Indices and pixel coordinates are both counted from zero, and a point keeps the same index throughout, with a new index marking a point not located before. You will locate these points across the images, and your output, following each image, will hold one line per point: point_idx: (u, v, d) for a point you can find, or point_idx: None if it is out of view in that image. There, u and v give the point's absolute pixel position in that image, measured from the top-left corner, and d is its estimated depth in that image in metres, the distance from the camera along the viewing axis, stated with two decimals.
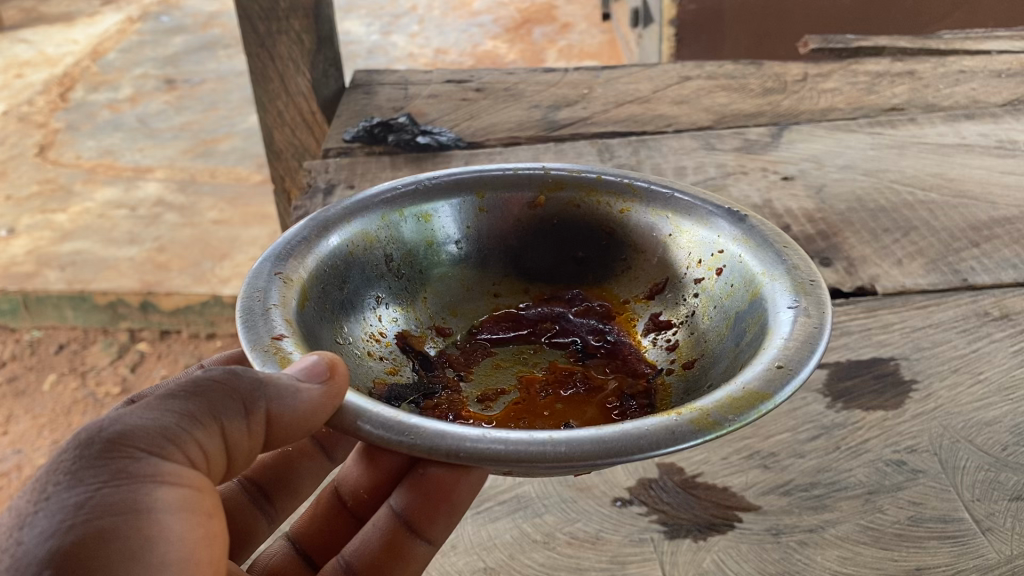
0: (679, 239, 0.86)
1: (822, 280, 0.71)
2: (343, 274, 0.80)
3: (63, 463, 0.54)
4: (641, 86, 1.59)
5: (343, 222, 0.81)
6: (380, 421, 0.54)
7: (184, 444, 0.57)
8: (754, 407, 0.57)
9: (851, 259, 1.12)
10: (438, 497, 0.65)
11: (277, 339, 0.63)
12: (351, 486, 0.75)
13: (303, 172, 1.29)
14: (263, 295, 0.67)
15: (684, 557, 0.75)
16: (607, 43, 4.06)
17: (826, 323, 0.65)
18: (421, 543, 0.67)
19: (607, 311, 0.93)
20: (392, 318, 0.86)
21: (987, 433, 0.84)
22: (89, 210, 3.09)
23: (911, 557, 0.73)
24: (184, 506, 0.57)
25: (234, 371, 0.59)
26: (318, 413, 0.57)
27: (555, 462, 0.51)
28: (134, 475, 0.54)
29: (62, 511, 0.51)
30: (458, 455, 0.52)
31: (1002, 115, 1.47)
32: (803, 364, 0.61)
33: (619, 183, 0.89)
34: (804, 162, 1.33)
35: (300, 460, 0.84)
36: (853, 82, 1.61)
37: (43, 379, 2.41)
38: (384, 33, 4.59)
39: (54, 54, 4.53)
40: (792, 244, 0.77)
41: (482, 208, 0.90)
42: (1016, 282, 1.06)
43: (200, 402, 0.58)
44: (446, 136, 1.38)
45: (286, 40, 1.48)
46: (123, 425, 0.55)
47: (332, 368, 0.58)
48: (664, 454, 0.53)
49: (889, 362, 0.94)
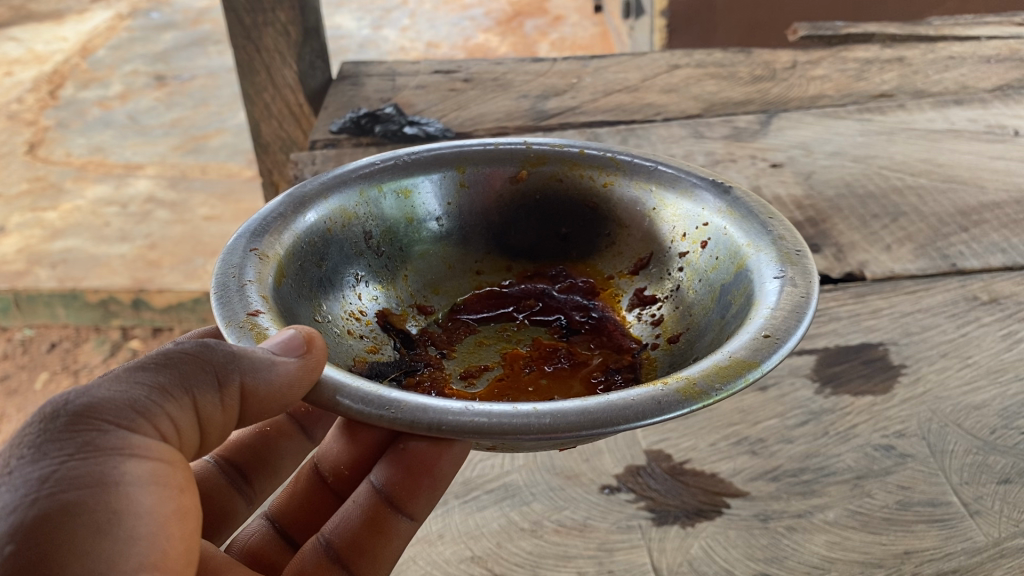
0: (663, 213, 0.86)
1: (808, 250, 0.70)
2: (321, 251, 0.79)
3: (28, 436, 0.53)
4: (630, 75, 1.58)
5: (321, 198, 0.80)
6: (359, 396, 0.54)
7: (155, 417, 0.56)
8: (741, 375, 0.56)
9: (840, 245, 1.11)
10: (420, 470, 0.65)
11: (252, 315, 0.63)
12: (332, 462, 0.76)
13: (289, 164, 1.27)
14: (238, 270, 0.66)
15: (672, 544, 0.74)
16: (599, 35, 4.05)
17: (812, 293, 0.65)
18: (403, 519, 0.66)
19: (590, 286, 0.92)
20: (372, 296, 0.86)
21: (975, 416, 0.84)
22: (80, 208, 3.07)
23: (900, 542, 0.73)
24: (155, 480, 0.56)
25: (207, 344, 0.59)
26: (296, 387, 0.56)
27: (539, 433, 0.51)
28: (102, 448, 0.53)
29: (26, 485, 0.51)
30: (440, 429, 0.52)
31: (991, 100, 1.47)
32: (789, 333, 0.60)
33: (601, 157, 0.89)
34: (793, 149, 1.33)
35: (278, 440, 0.84)
36: (842, 68, 1.61)
37: (35, 378, 2.40)
38: (375, 27, 4.58)
39: (43, 51, 4.51)
40: (777, 214, 0.76)
41: (463, 183, 0.89)
42: (1004, 265, 1.05)
43: (171, 375, 0.58)
44: (434, 127, 1.37)
45: (272, 32, 1.46)
46: (91, 397, 0.54)
47: (309, 342, 0.58)
48: (651, 424, 0.52)
49: (878, 347, 0.94)
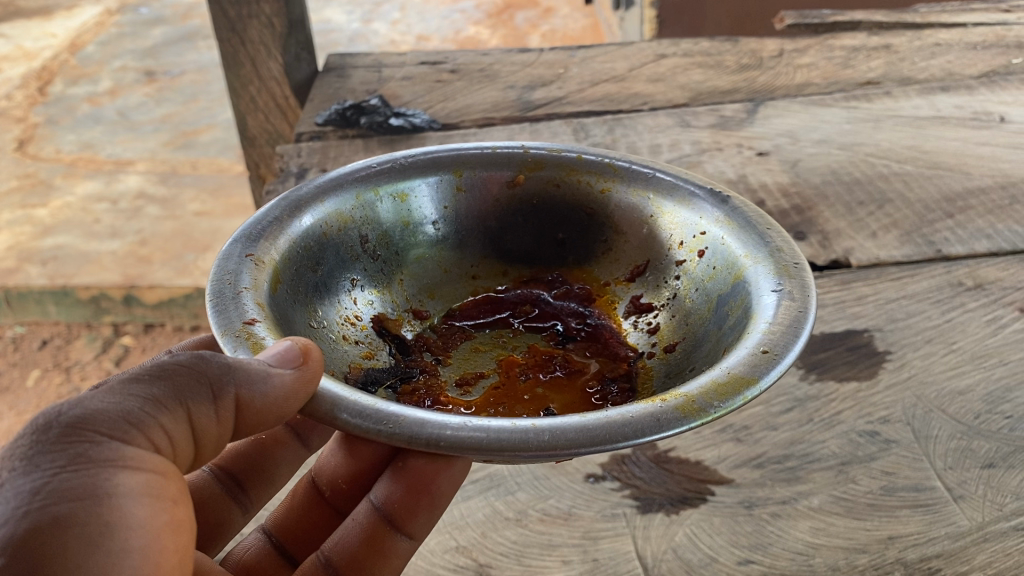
0: (661, 220, 0.85)
1: (806, 263, 0.70)
2: (317, 256, 0.79)
3: (20, 447, 0.52)
4: (617, 65, 1.58)
5: (317, 202, 0.80)
6: (357, 410, 0.53)
7: (148, 429, 0.55)
8: (739, 392, 0.56)
9: (825, 232, 1.11)
10: (419, 489, 0.65)
11: (249, 324, 0.62)
12: (329, 476, 0.75)
13: (275, 157, 1.27)
14: (233, 277, 0.66)
15: (656, 532, 0.74)
16: (590, 27, 4.04)
17: (810, 307, 0.64)
18: (402, 539, 0.66)
19: (586, 293, 0.92)
20: (367, 301, 0.86)
21: (960, 401, 0.84)
22: (70, 204, 3.06)
23: (883, 527, 0.73)
24: (147, 491, 0.55)
25: (202, 355, 0.58)
26: (292, 399, 0.56)
27: (538, 451, 0.51)
28: (95, 460, 0.53)
29: (17, 497, 0.50)
30: (438, 445, 0.51)
31: (978, 87, 1.47)
32: (788, 349, 0.60)
33: (599, 162, 0.88)
34: (779, 137, 1.33)
35: (275, 448, 0.82)
36: (829, 56, 1.60)
37: (26, 375, 2.40)
38: (365, 20, 4.55)
39: (32, 48, 4.49)
40: (775, 225, 0.76)
41: (460, 186, 0.89)
42: (989, 251, 1.06)
43: (166, 387, 0.57)
44: (420, 118, 1.36)
45: (257, 23, 1.45)
46: (84, 409, 0.53)
47: (305, 353, 0.57)
48: (649, 442, 0.52)
49: (863, 333, 0.94)
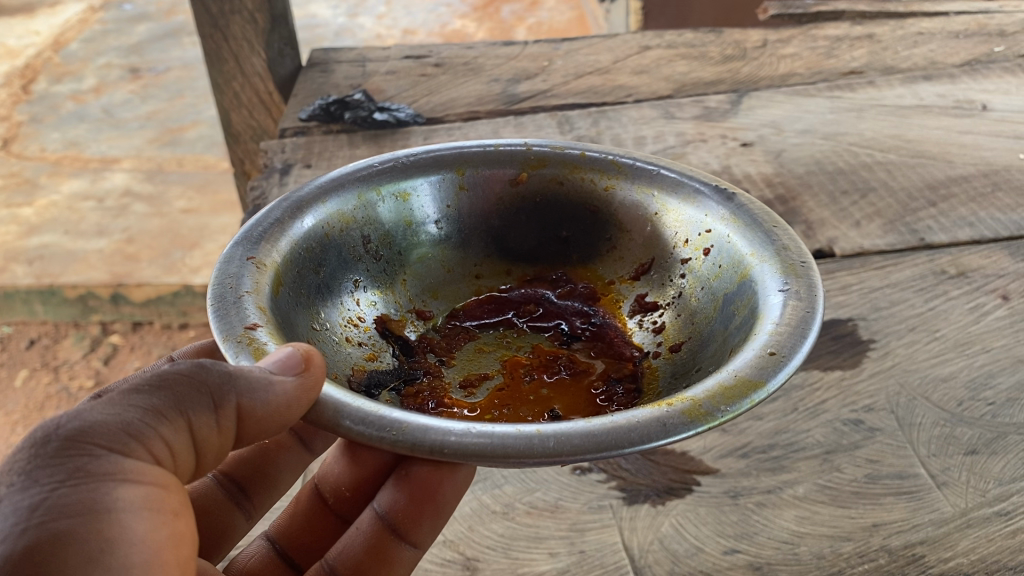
0: (666, 218, 0.85)
1: (813, 262, 0.70)
2: (319, 257, 0.79)
3: (18, 462, 0.51)
4: (601, 57, 1.58)
5: (319, 203, 0.80)
6: (359, 417, 0.53)
7: (149, 440, 0.55)
8: (747, 396, 0.56)
9: (809, 222, 1.11)
10: (423, 498, 0.65)
11: (250, 329, 0.62)
12: (332, 484, 0.74)
13: (259, 153, 1.26)
14: (235, 281, 0.66)
15: (642, 523, 0.75)
16: (576, 19, 4.04)
17: (817, 307, 0.64)
18: (406, 547, 0.66)
19: (591, 292, 0.92)
20: (371, 302, 0.86)
21: (944, 389, 0.85)
22: (56, 202, 3.04)
23: (867, 515, 0.73)
24: (148, 505, 0.54)
25: (201, 364, 0.58)
26: (294, 406, 0.56)
27: (543, 457, 0.50)
28: (94, 473, 0.52)
29: (15, 514, 0.49)
30: (442, 452, 0.51)
31: (960, 75, 1.47)
32: (796, 350, 0.60)
33: (602, 160, 0.88)
34: (763, 128, 1.33)
35: (278, 453, 0.81)
36: (813, 46, 1.61)
37: (14, 375, 2.38)
38: (351, 15, 4.53)
39: (15, 47, 4.45)
40: (780, 222, 0.76)
41: (462, 186, 0.89)
42: (972, 239, 1.06)
43: (166, 397, 0.56)
44: (404, 112, 1.35)
45: (240, 19, 1.45)
46: (83, 421, 0.53)
47: (307, 359, 0.57)
48: (655, 447, 0.52)
49: (847, 322, 0.94)
